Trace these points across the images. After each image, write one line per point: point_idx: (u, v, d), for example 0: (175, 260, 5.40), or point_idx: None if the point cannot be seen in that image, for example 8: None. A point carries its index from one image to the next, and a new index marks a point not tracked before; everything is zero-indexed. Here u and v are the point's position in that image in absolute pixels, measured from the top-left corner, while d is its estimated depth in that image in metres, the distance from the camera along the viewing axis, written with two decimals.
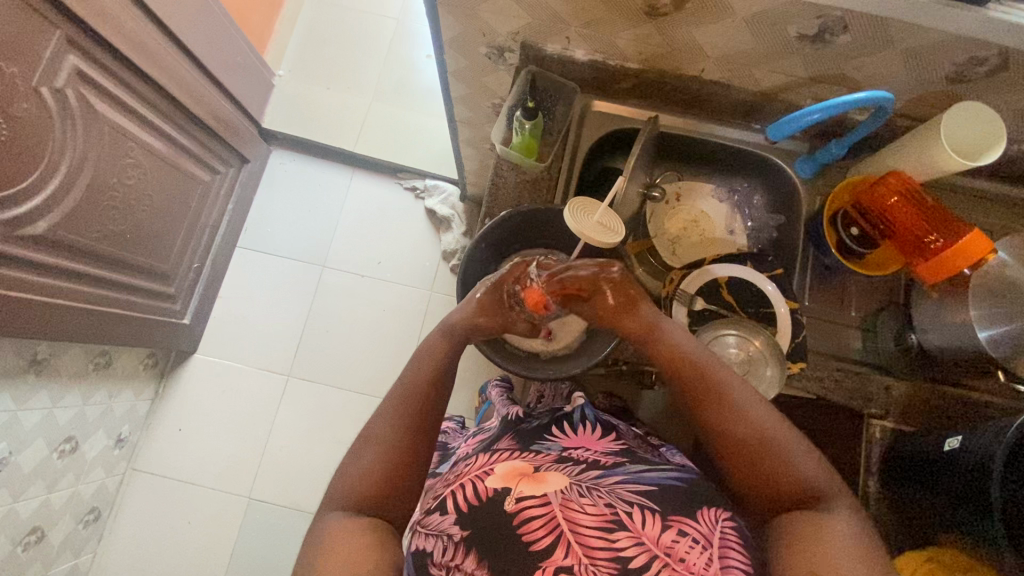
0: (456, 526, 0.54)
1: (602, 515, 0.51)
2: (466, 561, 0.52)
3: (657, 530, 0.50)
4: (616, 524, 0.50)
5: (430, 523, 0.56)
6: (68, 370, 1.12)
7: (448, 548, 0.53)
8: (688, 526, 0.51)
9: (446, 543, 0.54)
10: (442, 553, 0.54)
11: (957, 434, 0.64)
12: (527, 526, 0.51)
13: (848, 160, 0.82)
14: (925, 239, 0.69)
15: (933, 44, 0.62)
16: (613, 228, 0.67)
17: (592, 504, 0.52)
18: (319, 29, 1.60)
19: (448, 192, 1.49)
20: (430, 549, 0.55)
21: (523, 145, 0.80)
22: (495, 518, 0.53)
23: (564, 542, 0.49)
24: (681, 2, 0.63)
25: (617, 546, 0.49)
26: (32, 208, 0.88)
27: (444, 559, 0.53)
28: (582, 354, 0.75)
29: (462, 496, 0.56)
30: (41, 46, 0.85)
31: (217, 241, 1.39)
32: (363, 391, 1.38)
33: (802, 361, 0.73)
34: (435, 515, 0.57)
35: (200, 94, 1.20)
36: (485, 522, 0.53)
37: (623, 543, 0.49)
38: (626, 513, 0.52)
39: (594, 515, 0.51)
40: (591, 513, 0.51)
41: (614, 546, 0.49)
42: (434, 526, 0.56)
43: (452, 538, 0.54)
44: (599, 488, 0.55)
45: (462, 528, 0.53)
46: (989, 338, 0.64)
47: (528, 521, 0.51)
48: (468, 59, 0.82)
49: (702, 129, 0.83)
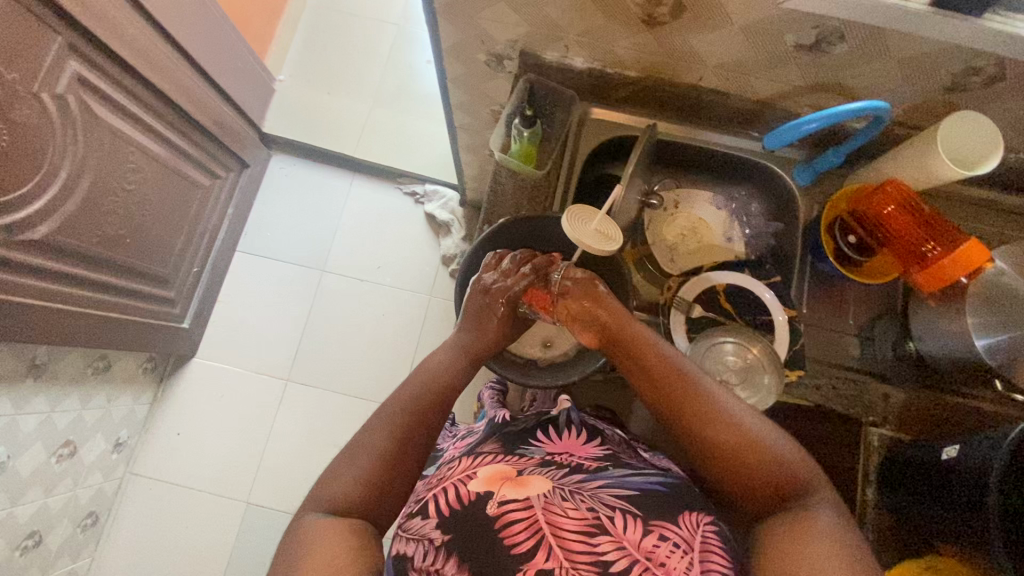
0: (437, 530, 0.53)
1: (584, 519, 0.51)
2: (446, 565, 0.51)
3: (639, 534, 0.51)
4: (598, 528, 0.51)
5: (411, 527, 0.56)
6: (67, 374, 1.12)
7: (429, 552, 0.53)
8: (670, 530, 0.52)
9: (427, 547, 0.53)
10: (422, 557, 0.53)
11: (956, 443, 0.64)
12: (509, 530, 0.51)
13: (845, 168, 0.82)
14: (922, 248, 0.69)
15: (931, 53, 0.63)
16: (611, 236, 0.67)
17: (574, 509, 0.52)
18: (320, 34, 1.61)
19: (447, 198, 1.49)
20: (411, 554, 0.54)
21: (522, 152, 0.80)
22: (476, 520, 0.52)
23: (546, 545, 0.49)
24: (678, 11, 0.64)
25: (598, 550, 0.49)
26: (32, 212, 0.88)
27: (424, 564, 0.52)
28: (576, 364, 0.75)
29: (444, 499, 0.56)
30: (43, 52, 0.85)
31: (217, 246, 1.40)
32: (361, 396, 1.38)
33: (800, 370, 0.73)
34: (416, 519, 0.56)
35: (200, 100, 1.21)
36: (465, 525, 0.52)
37: (604, 547, 0.49)
38: (608, 517, 0.52)
39: (577, 519, 0.51)
40: (574, 517, 0.51)
41: (595, 551, 0.49)
42: (415, 531, 0.55)
43: (433, 542, 0.53)
44: (582, 492, 0.56)
45: (443, 532, 0.53)
46: (987, 347, 0.64)
47: (509, 524, 0.51)
48: (468, 65, 0.83)
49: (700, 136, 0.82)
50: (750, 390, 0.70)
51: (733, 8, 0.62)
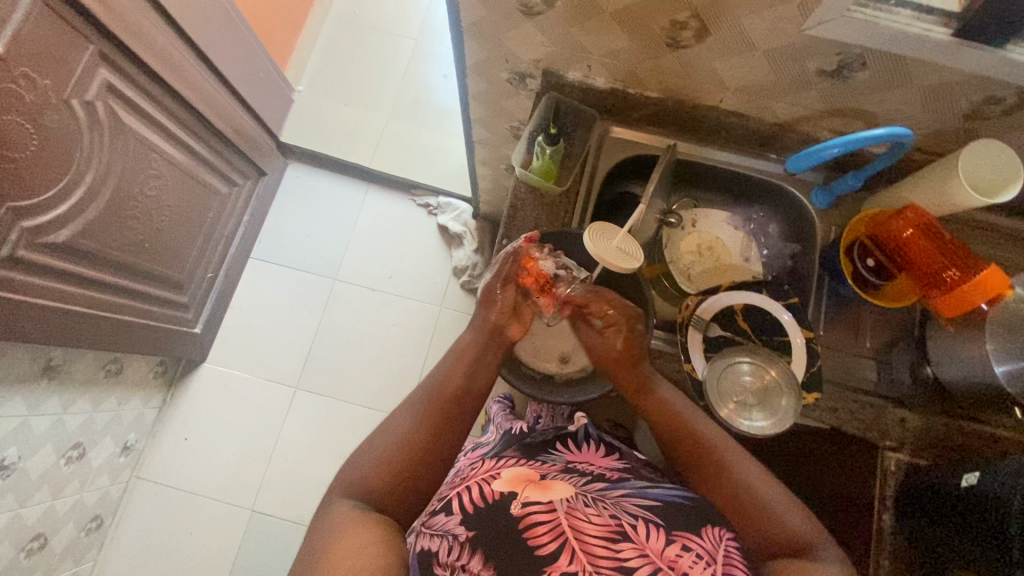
0: (461, 526, 0.53)
1: (607, 525, 0.51)
2: (472, 561, 0.50)
3: (661, 544, 0.51)
4: (621, 535, 0.50)
5: (435, 523, 0.56)
6: (81, 376, 1.12)
7: (453, 548, 0.52)
8: (693, 542, 0.52)
9: (451, 543, 0.52)
10: (447, 552, 0.52)
11: (975, 470, 0.64)
12: (532, 531, 0.50)
13: (861, 192, 0.83)
14: (942, 272, 0.70)
15: (951, 82, 0.64)
16: (631, 253, 0.68)
17: (597, 514, 0.53)
18: (339, 47, 1.64)
19: (459, 210, 1.50)
20: (434, 549, 0.53)
21: (542, 169, 0.80)
22: (499, 519, 0.53)
23: (569, 549, 0.49)
24: (702, 35, 0.65)
25: (621, 556, 0.49)
26: (57, 216, 0.90)
27: (449, 559, 0.51)
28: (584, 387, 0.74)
29: (467, 497, 0.56)
30: (76, 59, 0.87)
31: (231, 252, 1.40)
32: (370, 406, 1.38)
33: (817, 392, 0.73)
34: (440, 516, 0.56)
35: (222, 109, 1.22)
36: (488, 522, 0.52)
37: (628, 554, 0.49)
38: (631, 525, 0.52)
39: (599, 525, 0.51)
40: (596, 523, 0.51)
41: (618, 556, 0.48)
42: (439, 527, 0.55)
43: (457, 537, 0.52)
44: (605, 499, 0.56)
45: (467, 528, 0.53)
46: (1006, 373, 0.63)
47: (533, 525, 0.51)
48: (490, 83, 0.84)
49: (704, 153, 0.83)
50: (767, 410, 0.70)
51: (757, 33, 0.63)
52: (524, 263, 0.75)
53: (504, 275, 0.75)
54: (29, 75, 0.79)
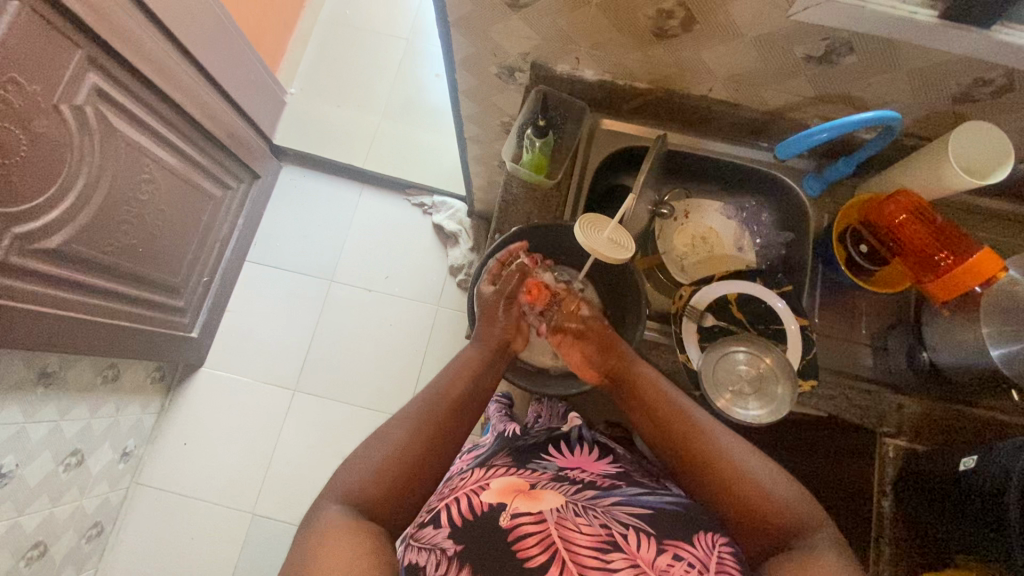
0: (450, 540, 0.53)
1: (597, 535, 0.51)
2: None
3: (653, 553, 0.50)
4: (611, 545, 0.50)
5: (424, 536, 0.56)
6: (77, 382, 1.12)
7: (441, 562, 0.52)
8: (684, 551, 0.51)
9: (439, 557, 0.53)
10: (434, 568, 0.52)
11: (973, 454, 0.64)
12: (521, 544, 0.50)
13: (854, 179, 0.83)
14: (934, 255, 0.69)
15: (940, 66, 0.63)
16: (623, 244, 0.67)
17: (587, 524, 0.52)
18: (331, 49, 1.64)
19: (454, 209, 1.50)
20: (422, 564, 0.53)
21: (533, 162, 0.81)
22: (489, 530, 0.53)
23: (558, 560, 0.49)
24: (689, 24, 0.65)
25: (611, 566, 0.48)
26: (47, 223, 0.89)
27: (436, 574, 0.52)
28: (561, 381, 0.76)
29: (456, 510, 0.56)
30: (64, 64, 0.87)
31: (226, 256, 1.40)
32: (367, 407, 1.38)
33: (814, 379, 0.72)
34: (429, 529, 0.56)
35: (212, 111, 1.22)
36: (477, 535, 0.53)
37: (618, 564, 0.48)
38: (621, 535, 0.52)
39: (588, 535, 0.51)
40: (585, 532, 0.51)
41: (608, 567, 0.48)
42: (427, 540, 0.55)
43: (444, 552, 0.53)
44: (595, 507, 0.56)
45: (455, 542, 0.53)
46: (1002, 356, 0.63)
47: (522, 537, 0.51)
48: (479, 78, 0.84)
49: (707, 146, 0.83)
50: (764, 399, 0.70)
51: (743, 20, 0.63)
52: (528, 282, 0.78)
53: (507, 291, 0.77)
54: (18, 81, 0.79)
